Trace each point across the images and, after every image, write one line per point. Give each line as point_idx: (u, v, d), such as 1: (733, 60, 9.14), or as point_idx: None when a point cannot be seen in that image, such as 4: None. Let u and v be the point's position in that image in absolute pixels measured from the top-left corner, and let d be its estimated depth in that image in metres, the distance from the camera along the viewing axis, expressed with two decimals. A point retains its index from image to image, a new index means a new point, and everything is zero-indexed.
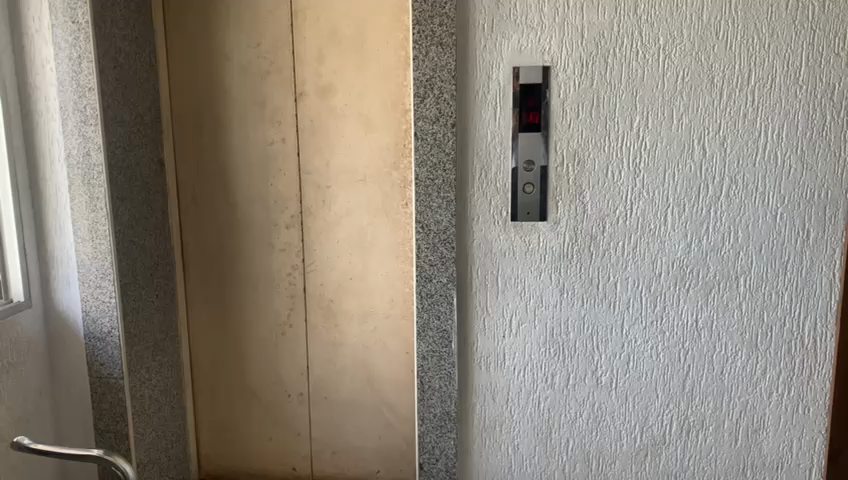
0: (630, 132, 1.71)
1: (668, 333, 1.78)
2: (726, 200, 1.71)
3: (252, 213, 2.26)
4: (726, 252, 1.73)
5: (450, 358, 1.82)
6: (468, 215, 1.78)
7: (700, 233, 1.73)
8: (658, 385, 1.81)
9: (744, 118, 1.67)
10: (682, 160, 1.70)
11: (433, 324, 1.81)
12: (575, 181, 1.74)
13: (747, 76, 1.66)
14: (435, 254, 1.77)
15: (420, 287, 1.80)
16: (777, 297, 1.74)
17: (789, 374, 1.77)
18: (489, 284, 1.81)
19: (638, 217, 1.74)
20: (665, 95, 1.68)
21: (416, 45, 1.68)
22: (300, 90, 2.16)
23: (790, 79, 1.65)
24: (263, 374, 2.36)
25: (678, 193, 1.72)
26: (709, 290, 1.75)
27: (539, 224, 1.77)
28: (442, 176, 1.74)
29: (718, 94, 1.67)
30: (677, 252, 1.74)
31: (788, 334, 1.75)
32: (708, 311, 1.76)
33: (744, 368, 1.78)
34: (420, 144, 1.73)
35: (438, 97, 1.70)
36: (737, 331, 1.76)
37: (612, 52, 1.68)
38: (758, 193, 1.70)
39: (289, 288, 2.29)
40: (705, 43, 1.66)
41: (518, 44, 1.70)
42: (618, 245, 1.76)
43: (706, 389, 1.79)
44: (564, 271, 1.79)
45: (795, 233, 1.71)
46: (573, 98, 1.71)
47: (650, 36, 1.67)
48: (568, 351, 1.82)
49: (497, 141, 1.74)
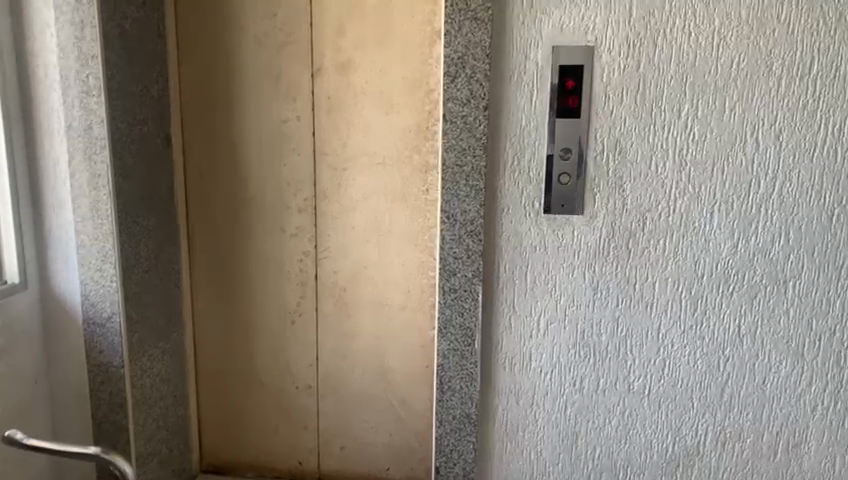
0: (677, 120, 1.57)
1: (707, 339, 1.66)
2: (778, 199, 1.58)
3: (263, 195, 2.13)
4: (775, 254, 1.60)
5: (472, 357, 1.71)
6: (498, 206, 1.66)
7: (748, 232, 1.60)
8: (694, 393, 1.69)
9: (803, 110, 1.54)
10: (733, 154, 1.57)
11: (455, 321, 1.70)
12: (615, 173, 1.61)
13: (809, 64, 1.51)
14: (460, 246, 1.66)
15: (443, 281, 1.68)
16: (829, 304, 1.61)
17: (837, 387, 1.65)
18: (517, 279, 1.69)
19: (682, 213, 1.61)
20: (717, 82, 1.54)
21: (449, 19, 1.55)
22: (318, 65, 2.02)
23: None
24: (270, 364, 2.25)
25: (726, 189, 1.59)
26: (755, 294, 1.63)
27: (574, 218, 1.64)
28: (471, 163, 1.61)
29: (776, 83, 1.53)
30: (722, 253, 1.62)
31: (837, 344, 1.63)
32: (752, 316, 1.64)
33: (788, 378, 1.66)
34: (449, 128, 1.60)
35: (470, 77, 1.58)
36: (783, 340, 1.64)
37: (661, 34, 1.54)
38: (814, 192, 1.56)
39: (300, 275, 2.17)
40: (764, 26, 1.51)
41: (559, 22, 1.56)
42: (658, 244, 1.63)
43: (746, 400, 1.68)
44: (599, 269, 1.66)
45: None
46: (617, 82, 1.57)
47: (704, 17, 1.52)
48: (599, 355, 1.70)
49: (533, 126, 1.61)
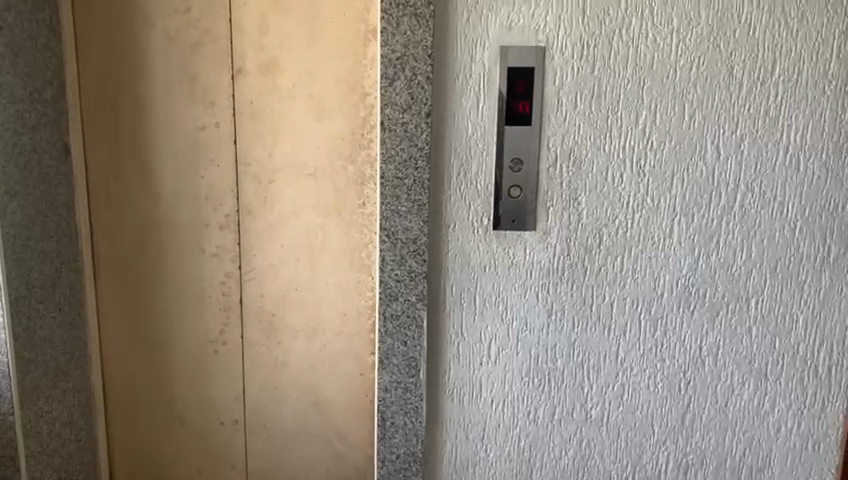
0: (634, 128, 1.45)
1: (668, 361, 1.55)
2: (740, 211, 1.48)
3: (178, 211, 1.90)
4: (737, 269, 1.51)
5: (417, 390, 1.55)
6: (443, 223, 1.50)
7: (709, 247, 1.50)
8: (655, 420, 1.58)
9: (764, 116, 1.45)
10: (693, 163, 1.47)
11: (398, 350, 1.53)
12: (569, 185, 1.48)
13: (770, 68, 1.43)
14: (402, 268, 1.49)
15: (383, 307, 1.51)
16: (792, 321, 1.53)
17: (799, 407, 1.57)
18: (465, 303, 1.54)
19: (641, 227, 1.50)
20: (676, 87, 1.44)
21: (386, 14, 1.38)
22: (239, 65, 1.81)
23: (818, 72, 1.43)
24: (191, 398, 2.02)
25: (687, 201, 1.48)
26: (716, 313, 1.53)
27: (526, 234, 1.50)
28: (413, 175, 1.45)
29: (736, 88, 1.44)
30: (682, 270, 1.51)
31: (800, 362, 1.55)
32: (714, 336, 1.54)
33: (751, 400, 1.57)
34: (388, 137, 1.43)
35: (411, 79, 1.41)
36: (746, 359, 1.55)
37: (617, 33, 1.42)
38: (776, 203, 1.48)
39: (222, 299, 1.95)
40: (724, 27, 1.42)
41: (507, 20, 1.42)
42: (615, 260, 1.51)
43: (708, 425, 1.58)
44: (554, 289, 1.53)
45: (815, 250, 1.50)
46: (570, 86, 1.44)
47: (661, 16, 1.41)
48: (555, 383, 1.57)
49: (479, 134, 1.47)
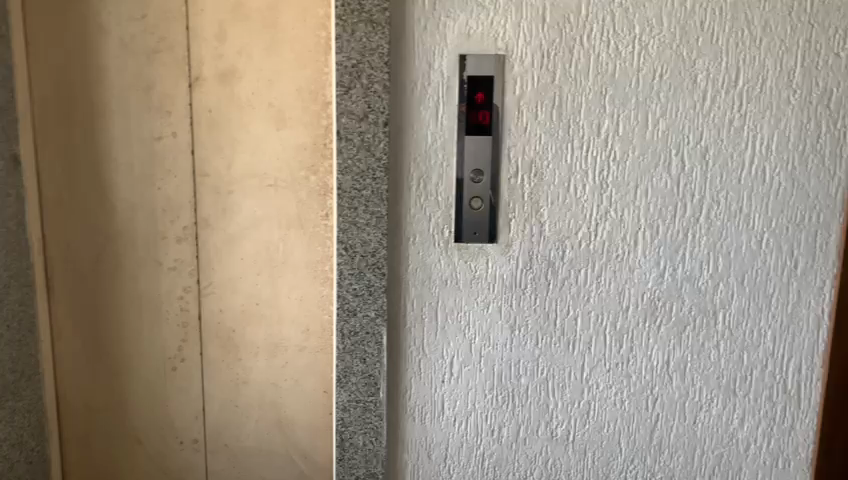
0: (597, 138, 1.42)
1: (635, 377, 1.51)
2: (705, 223, 1.45)
3: (134, 223, 1.84)
4: (703, 282, 1.47)
5: (377, 409, 1.49)
6: (402, 235, 1.46)
7: (674, 259, 1.46)
8: (622, 438, 1.54)
9: (728, 126, 1.42)
10: (657, 174, 1.43)
11: (357, 368, 1.47)
12: (531, 196, 1.44)
13: (734, 77, 1.40)
14: (360, 282, 1.44)
15: (341, 323, 1.45)
16: (759, 336, 1.50)
17: (769, 424, 1.53)
18: (426, 318, 1.49)
19: (604, 240, 1.46)
20: (639, 96, 1.41)
21: (340, 20, 1.34)
22: (196, 74, 1.76)
23: (782, 82, 1.41)
24: (149, 417, 1.94)
25: (651, 212, 1.45)
26: (683, 328, 1.49)
27: (489, 247, 1.46)
28: (371, 186, 1.41)
29: (700, 97, 1.41)
30: (648, 283, 1.47)
31: (768, 378, 1.51)
32: (681, 351, 1.50)
33: (720, 417, 1.53)
34: (344, 146, 1.38)
35: (367, 87, 1.37)
36: (714, 375, 1.51)
37: (578, 41, 1.39)
38: (742, 215, 1.45)
39: (181, 315, 1.89)
40: (687, 35, 1.39)
41: (465, 27, 1.38)
42: (579, 274, 1.47)
43: (676, 442, 1.54)
44: (517, 304, 1.48)
45: (782, 262, 1.47)
46: (531, 96, 1.41)
47: (623, 24, 1.39)
48: (519, 400, 1.52)
49: (439, 144, 1.42)
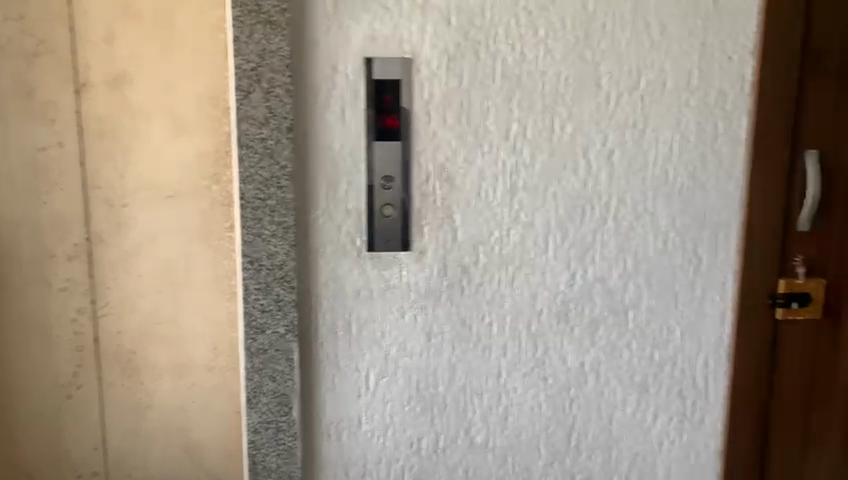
0: (505, 142, 1.42)
1: (551, 380, 1.51)
2: (613, 224, 1.47)
3: (15, 239, 1.61)
4: (613, 283, 1.49)
5: (291, 430, 1.42)
6: (311, 246, 1.41)
7: (585, 261, 1.48)
8: (541, 441, 1.53)
9: (632, 128, 1.44)
10: (565, 177, 1.44)
11: (267, 387, 1.40)
12: (443, 202, 1.42)
13: (636, 79, 1.43)
14: (268, 297, 1.37)
15: (249, 341, 1.38)
16: (668, 333, 1.53)
17: (680, 419, 1.57)
18: (340, 330, 1.44)
19: (517, 244, 1.45)
20: (545, 99, 1.41)
21: (237, 21, 1.27)
22: (82, 75, 1.56)
23: (681, 84, 1.44)
24: (40, 454, 1.69)
25: (561, 215, 1.45)
26: (596, 329, 1.50)
27: (402, 255, 1.43)
28: (276, 196, 1.34)
29: (604, 99, 1.43)
30: (560, 285, 1.48)
31: (678, 374, 1.55)
32: (594, 352, 1.51)
33: (634, 414, 1.55)
34: (245, 154, 1.31)
35: (268, 92, 1.30)
36: (627, 373, 1.53)
37: (484, 45, 1.38)
38: (647, 215, 1.48)
39: (74, 338, 1.66)
40: (589, 39, 1.40)
41: (370, 30, 1.35)
42: (493, 278, 1.46)
43: (593, 443, 1.55)
44: (432, 312, 1.45)
45: (687, 260, 1.51)
46: (438, 100, 1.39)
47: (527, 27, 1.39)
48: (437, 410, 1.49)
49: (346, 151, 1.38)
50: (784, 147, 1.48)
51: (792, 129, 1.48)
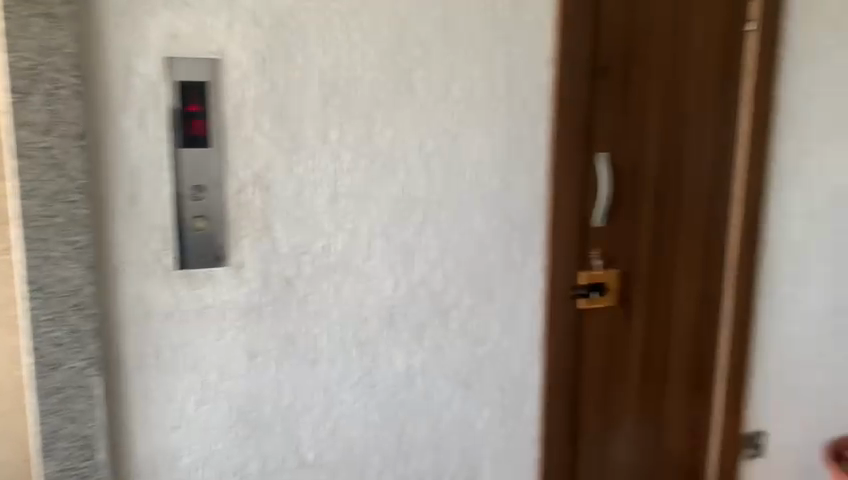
0: (323, 148, 1.38)
1: (380, 387, 1.51)
2: (433, 228, 1.50)
3: None
4: (435, 285, 1.52)
5: (96, 473, 1.28)
6: (111, 266, 1.27)
7: (408, 265, 1.49)
8: (372, 449, 1.53)
9: (447, 133, 1.48)
10: (385, 182, 1.44)
11: (65, 429, 1.24)
12: (261, 212, 1.35)
13: (449, 86, 1.46)
14: (61, 327, 1.21)
15: (40, 378, 1.21)
16: (488, 329, 1.59)
17: (502, 410, 1.64)
18: (150, 356, 1.33)
19: (340, 252, 1.43)
20: (362, 104, 1.40)
21: (7, 13, 1.10)
22: None
23: (489, 91, 1.50)
24: None
25: (383, 221, 1.45)
26: (420, 332, 1.53)
27: (218, 271, 1.34)
28: (66, 212, 1.18)
29: (419, 104, 1.45)
30: (385, 291, 1.48)
31: (499, 368, 1.62)
32: (420, 355, 1.54)
33: (459, 411, 1.60)
34: (25, 166, 1.15)
35: (51, 93, 1.14)
36: (451, 373, 1.58)
37: (297, 47, 1.33)
38: (464, 217, 1.52)
39: None
40: (403, 44, 1.41)
41: (171, 27, 1.24)
42: (317, 289, 1.42)
43: (423, 444, 1.58)
44: (254, 329, 1.39)
45: (502, 259, 1.58)
46: (252, 104, 1.31)
47: (341, 31, 1.36)
48: (265, 430, 1.43)
49: (149, 160, 1.26)
50: (581, 151, 1.61)
51: (587, 135, 1.61)
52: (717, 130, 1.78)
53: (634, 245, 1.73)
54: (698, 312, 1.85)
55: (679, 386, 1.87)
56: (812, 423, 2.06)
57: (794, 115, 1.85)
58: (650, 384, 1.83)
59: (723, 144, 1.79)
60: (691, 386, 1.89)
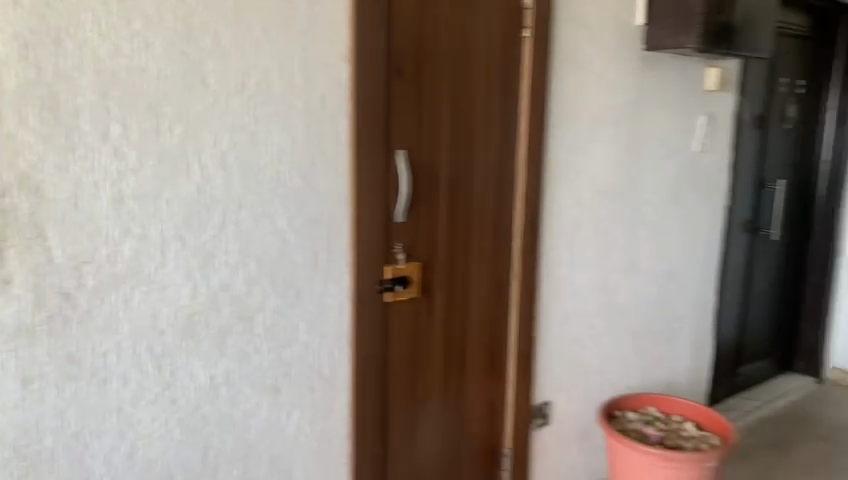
0: (104, 146, 1.25)
1: (181, 402, 1.41)
2: (233, 230, 1.43)
3: None
4: (238, 289, 1.46)
5: None
6: None
7: (207, 270, 1.41)
8: (176, 469, 1.43)
9: (244, 129, 1.42)
10: (178, 182, 1.34)
11: None
12: (30, 218, 1.19)
13: (243, 80, 1.40)
14: None
15: None
16: (295, 331, 1.56)
17: (313, 411, 1.62)
18: None
19: (129, 259, 1.30)
20: (148, 98, 1.29)
21: None
22: None
23: (287, 87, 1.46)
24: None
25: (176, 223, 1.35)
26: (224, 339, 1.45)
27: None
28: None
29: (213, 99, 1.36)
30: (182, 299, 1.38)
31: (308, 368, 1.60)
32: (224, 363, 1.46)
33: (269, 417, 1.55)
34: None
35: None
36: (258, 379, 1.52)
37: (67, 32, 1.19)
38: (265, 217, 1.48)
39: None
40: (191, 35, 1.32)
41: None
42: (104, 302, 1.29)
43: (231, 456, 1.51)
44: (28, 352, 1.21)
45: (306, 258, 1.55)
46: (13, 95, 1.15)
47: (119, 16, 1.24)
48: (44, 466, 1.26)
49: None
50: (380, 147, 1.63)
51: (385, 131, 1.64)
52: (502, 128, 1.91)
53: (432, 239, 1.81)
54: (491, 298, 1.99)
55: (477, 368, 2.00)
56: (587, 390, 2.31)
57: (564, 115, 2.05)
58: (451, 369, 1.93)
59: (507, 141, 1.93)
60: (487, 367, 2.02)
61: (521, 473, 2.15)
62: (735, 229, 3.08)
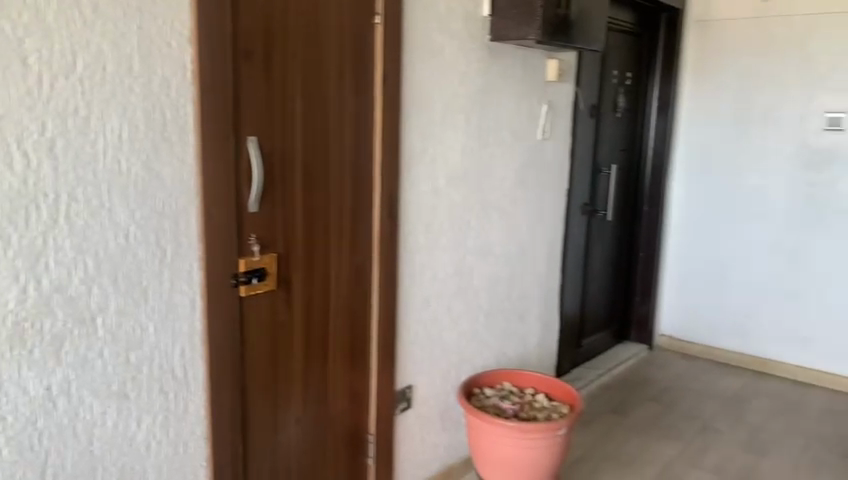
0: None
1: (11, 418, 1.27)
2: (66, 225, 1.30)
3: None
4: (74, 290, 1.33)
5: None
6: None
7: (37, 271, 1.27)
8: None
9: (74, 115, 1.29)
10: None
11: None
12: None
13: (71, 61, 1.27)
14: None
15: None
16: (142, 331, 1.46)
17: (165, 415, 1.53)
18: None
19: None
20: None
21: None
22: None
23: (122, 69, 1.35)
24: None
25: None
26: (60, 345, 1.32)
27: None
28: None
29: (36, 81, 1.23)
30: (7, 304, 1.23)
31: (157, 370, 1.50)
32: (62, 372, 1.33)
33: (116, 426, 1.44)
34: None
35: None
36: (102, 385, 1.40)
37: None
38: (103, 211, 1.36)
39: None
40: (7, 8, 1.18)
41: None
42: None
43: (74, 472, 1.38)
44: None
45: (152, 253, 1.45)
46: None
47: None
48: None
49: None
50: (229, 134, 1.56)
51: (234, 117, 1.56)
52: (356, 115, 1.90)
53: (288, 228, 1.76)
54: (351, 286, 1.97)
55: (338, 358, 1.98)
56: (446, 371, 2.38)
57: (418, 102, 2.08)
58: (312, 360, 1.90)
59: (361, 128, 1.92)
60: (349, 356, 2.01)
61: (386, 458, 2.17)
62: (576, 211, 3.30)
